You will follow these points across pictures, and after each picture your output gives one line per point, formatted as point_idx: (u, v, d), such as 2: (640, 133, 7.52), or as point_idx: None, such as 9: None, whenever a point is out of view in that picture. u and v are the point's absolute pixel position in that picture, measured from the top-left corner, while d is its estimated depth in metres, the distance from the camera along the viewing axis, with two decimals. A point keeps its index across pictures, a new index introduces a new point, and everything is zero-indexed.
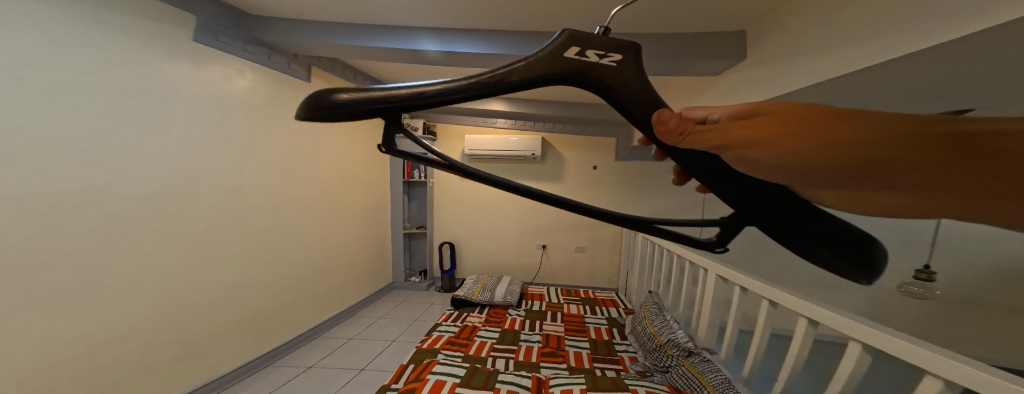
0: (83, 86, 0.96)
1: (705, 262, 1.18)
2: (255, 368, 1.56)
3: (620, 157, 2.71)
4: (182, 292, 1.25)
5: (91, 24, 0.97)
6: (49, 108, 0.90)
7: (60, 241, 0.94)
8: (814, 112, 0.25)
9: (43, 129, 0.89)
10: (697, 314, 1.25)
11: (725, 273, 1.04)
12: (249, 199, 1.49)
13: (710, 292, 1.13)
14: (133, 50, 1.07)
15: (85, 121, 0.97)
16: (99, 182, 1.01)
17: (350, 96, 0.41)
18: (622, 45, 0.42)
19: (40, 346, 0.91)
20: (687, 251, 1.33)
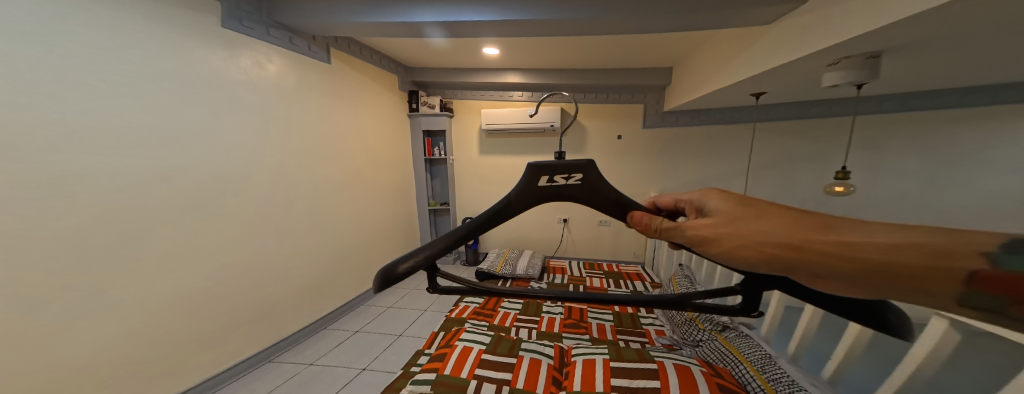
0: (138, 77, 1.05)
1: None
2: (314, 330, 1.76)
3: (648, 125, 2.55)
4: (245, 264, 1.40)
5: (137, 16, 1.04)
6: (107, 99, 0.98)
7: (142, 220, 1.07)
8: (737, 223, 0.42)
9: (113, 119, 1.00)
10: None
11: None
12: (291, 179, 1.60)
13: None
14: (171, 39, 1.12)
15: (145, 110, 1.07)
16: (166, 167, 1.12)
17: (403, 265, 0.55)
18: (578, 167, 0.61)
19: (132, 311, 1.07)
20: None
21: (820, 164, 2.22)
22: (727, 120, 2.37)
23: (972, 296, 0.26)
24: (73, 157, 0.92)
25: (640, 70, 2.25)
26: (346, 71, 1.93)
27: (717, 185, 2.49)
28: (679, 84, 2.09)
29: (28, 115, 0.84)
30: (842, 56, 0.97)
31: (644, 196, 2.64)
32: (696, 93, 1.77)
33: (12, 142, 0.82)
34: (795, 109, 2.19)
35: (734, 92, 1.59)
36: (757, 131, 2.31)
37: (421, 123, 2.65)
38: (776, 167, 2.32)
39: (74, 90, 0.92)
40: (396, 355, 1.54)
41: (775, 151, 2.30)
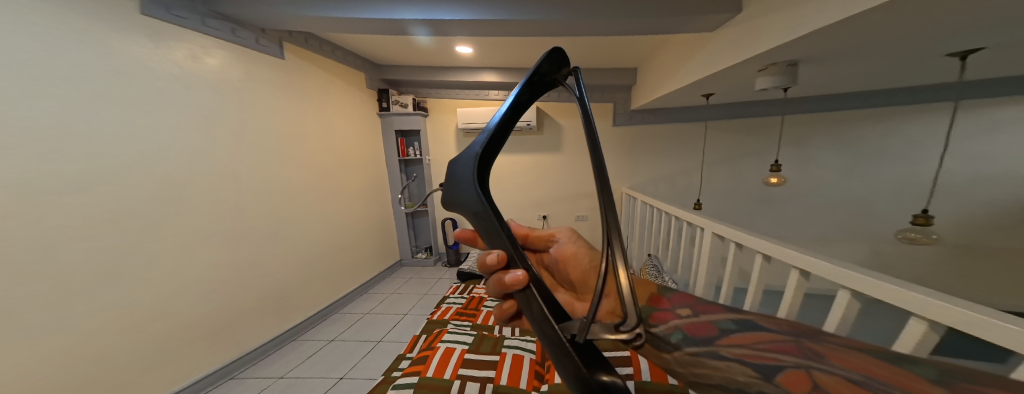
0: (47, 72, 0.92)
1: (703, 221, 1.21)
2: (285, 342, 1.67)
3: (619, 123, 2.64)
4: (196, 277, 1.29)
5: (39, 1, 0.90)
6: (7, 98, 0.85)
7: (66, 232, 0.96)
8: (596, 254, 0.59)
9: (24, 120, 0.88)
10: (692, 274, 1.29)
11: (721, 231, 1.07)
12: (248, 182, 1.50)
13: (708, 250, 1.16)
14: (79, 27, 0.98)
15: (64, 111, 0.95)
16: (92, 172, 1.01)
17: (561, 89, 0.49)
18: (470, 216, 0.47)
19: (50, 336, 0.93)
20: (687, 212, 1.36)
21: (766, 158, 2.46)
22: (687, 118, 2.52)
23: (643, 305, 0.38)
24: None
25: (607, 70, 2.35)
26: (304, 67, 1.82)
27: (682, 179, 2.65)
28: (644, 84, 2.20)
29: None
30: (771, 62, 1.08)
31: (617, 191, 2.77)
32: (657, 94, 1.89)
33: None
34: (745, 108, 2.38)
35: (687, 93, 1.72)
36: (710, 127, 2.50)
37: (394, 123, 2.57)
38: (729, 160, 2.52)
39: None
40: (375, 361, 1.50)
41: (727, 147, 2.51)
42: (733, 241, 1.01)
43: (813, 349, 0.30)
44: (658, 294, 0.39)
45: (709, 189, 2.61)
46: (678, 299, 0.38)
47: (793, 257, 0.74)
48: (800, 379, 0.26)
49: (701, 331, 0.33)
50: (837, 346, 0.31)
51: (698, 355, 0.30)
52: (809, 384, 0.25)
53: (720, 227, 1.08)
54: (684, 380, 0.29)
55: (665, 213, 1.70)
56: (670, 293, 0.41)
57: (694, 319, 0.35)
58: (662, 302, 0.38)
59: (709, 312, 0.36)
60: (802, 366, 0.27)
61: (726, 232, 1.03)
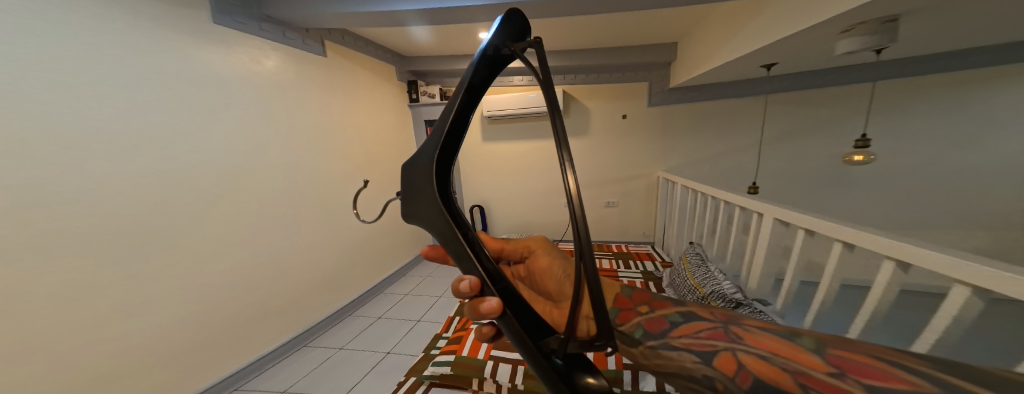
0: (148, 79, 1.05)
1: (760, 207, 1.09)
2: (341, 316, 1.84)
3: (653, 103, 2.46)
4: (266, 258, 1.45)
5: (138, 15, 1.03)
6: (120, 102, 0.99)
7: (171, 217, 1.12)
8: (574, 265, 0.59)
9: (134, 121, 1.02)
10: (746, 262, 1.19)
11: (783, 216, 0.96)
12: (302, 172, 1.65)
13: (767, 238, 1.05)
14: (169, 37, 1.11)
15: (160, 112, 1.09)
16: (186, 165, 1.16)
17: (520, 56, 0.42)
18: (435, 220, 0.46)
19: (169, 303, 1.12)
20: (739, 196, 1.24)
21: (840, 134, 2.16)
22: (743, 93, 2.27)
23: (614, 311, 0.51)
24: (99, 159, 0.95)
25: (644, 47, 2.18)
26: (342, 64, 1.90)
27: (730, 162, 2.43)
28: (684, 59, 2.02)
29: (51, 120, 0.86)
30: (858, 21, 0.92)
31: (650, 175, 2.62)
32: (701, 69, 1.72)
33: (10, 144, 0.80)
34: (816, 80, 2.11)
35: (747, 65, 1.53)
36: (770, 103, 2.24)
37: (421, 113, 2.63)
38: (790, 138, 2.26)
39: (71, 85, 0.89)
40: (415, 338, 1.61)
41: (789, 123, 2.23)
42: (801, 228, 0.90)
43: (738, 330, 0.42)
44: (625, 300, 0.53)
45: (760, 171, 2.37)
46: (643, 303, 0.52)
47: (885, 246, 0.64)
48: (726, 361, 0.37)
49: (659, 327, 0.46)
50: (754, 327, 0.41)
51: (656, 348, 0.43)
52: (733, 363, 0.36)
53: (782, 213, 0.96)
54: (652, 368, 0.43)
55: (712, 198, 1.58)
56: (636, 296, 0.54)
57: (651, 316, 0.48)
58: (628, 306, 0.52)
59: (666, 310, 0.49)
60: (728, 346, 0.38)
61: (791, 218, 0.92)
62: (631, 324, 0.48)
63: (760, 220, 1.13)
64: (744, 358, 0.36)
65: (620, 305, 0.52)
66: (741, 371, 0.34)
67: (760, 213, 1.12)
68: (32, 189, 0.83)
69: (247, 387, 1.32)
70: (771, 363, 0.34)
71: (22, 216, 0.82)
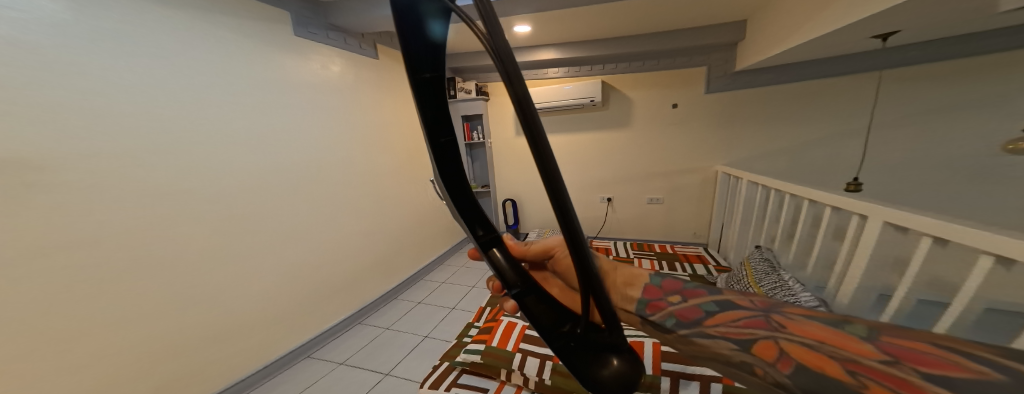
0: (242, 89, 1.26)
1: (861, 207, 0.91)
2: (388, 299, 2.02)
3: (712, 89, 2.21)
4: (327, 243, 1.65)
5: (238, 34, 1.23)
6: (223, 108, 1.20)
7: (257, 205, 1.32)
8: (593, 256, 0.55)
9: (233, 124, 1.23)
10: (837, 272, 1.02)
11: (896, 219, 0.79)
12: (357, 167, 1.82)
13: (870, 246, 0.87)
14: (258, 51, 1.30)
15: (251, 117, 1.29)
16: (267, 162, 1.36)
17: None
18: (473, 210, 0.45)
19: (254, 278, 1.32)
20: (832, 194, 1.05)
21: None
22: (840, 71, 1.87)
23: (642, 300, 0.49)
24: (207, 156, 1.16)
25: (703, 27, 1.97)
26: (391, 65, 2.05)
27: (814, 153, 2.06)
28: (757, 36, 1.76)
29: (175, 125, 1.08)
30: None
31: (708, 169, 2.36)
32: (781, 47, 1.48)
33: (147, 149, 1.02)
34: (948, 46, 1.58)
35: (850, 36, 1.26)
36: (882, 80, 1.77)
37: (459, 109, 2.71)
38: (909, 123, 1.73)
39: (188, 95, 1.10)
40: (450, 326, 1.69)
41: (912, 103, 1.70)
42: (926, 235, 0.71)
43: (782, 321, 0.41)
44: (653, 289, 0.51)
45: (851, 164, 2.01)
46: (673, 291, 0.50)
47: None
48: (766, 347, 0.37)
49: (694, 316, 0.44)
50: (797, 316, 0.41)
51: (691, 335, 0.42)
52: (773, 350, 0.37)
53: (897, 215, 0.78)
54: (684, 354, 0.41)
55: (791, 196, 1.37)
56: (664, 285, 0.52)
57: (683, 305, 0.47)
58: (657, 294, 0.50)
59: (697, 299, 0.48)
60: (769, 335, 0.39)
61: (908, 221, 0.74)
62: (661, 313, 0.46)
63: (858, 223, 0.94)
64: (785, 346, 0.37)
65: (647, 294, 0.50)
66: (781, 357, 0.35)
67: (861, 215, 0.93)
68: (166, 184, 1.06)
69: (316, 355, 1.53)
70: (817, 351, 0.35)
71: (161, 208, 1.05)
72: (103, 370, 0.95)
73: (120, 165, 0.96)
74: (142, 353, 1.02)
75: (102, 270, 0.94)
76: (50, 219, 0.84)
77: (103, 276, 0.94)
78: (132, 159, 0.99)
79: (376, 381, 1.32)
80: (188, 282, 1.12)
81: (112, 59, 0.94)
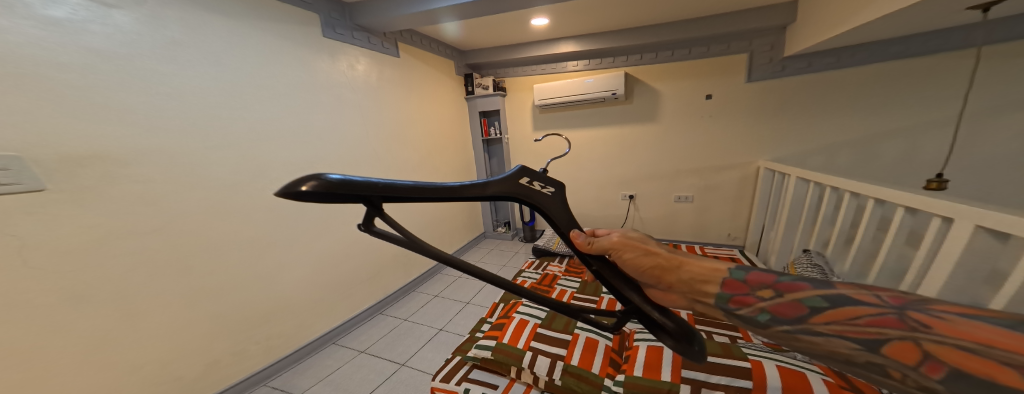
0: (285, 90, 1.37)
1: (943, 207, 0.78)
2: (408, 291, 2.10)
3: (754, 77, 2.01)
4: (354, 236, 1.74)
5: (279, 40, 1.33)
6: (267, 107, 1.31)
7: (290, 199, 1.42)
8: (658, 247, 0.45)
9: (274, 120, 1.34)
10: (908, 282, 0.90)
11: (991, 223, 0.67)
12: (382, 162, 1.90)
13: (956, 253, 0.75)
14: (295, 55, 1.40)
15: (291, 113, 1.40)
16: (300, 159, 1.46)
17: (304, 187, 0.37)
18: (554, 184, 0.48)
19: (289, 268, 1.44)
20: (907, 194, 0.91)
21: None
22: (920, 50, 1.63)
23: (723, 295, 0.39)
24: (251, 152, 1.27)
25: (744, 9, 1.80)
26: (412, 63, 2.10)
27: (883, 145, 1.82)
28: (813, 16, 1.57)
29: (227, 122, 1.19)
30: None
31: (748, 165, 2.17)
32: (842, 26, 1.31)
33: (197, 147, 1.12)
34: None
35: (937, 8, 1.08)
36: (981, 61, 1.54)
37: (478, 105, 2.72)
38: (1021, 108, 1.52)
39: (237, 97, 1.22)
40: (464, 320, 1.73)
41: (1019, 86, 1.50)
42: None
43: (923, 317, 0.29)
44: (731, 281, 0.40)
45: (920, 158, 1.76)
46: (762, 284, 0.39)
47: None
48: (906, 351, 0.28)
49: (794, 311, 0.34)
50: (948, 312, 0.29)
51: (792, 333, 0.34)
52: (917, 353, 0.27)
53: (993, 217, 0.66)
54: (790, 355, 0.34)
55: (851, 195, 1.22)
56: (751, 277, 0.39)
57: (778, 300, 0.36)
58: (742, 290, 0.39)
59: (796, 292, 0.36)
60: (906, 335, 0.28)
61: (1008, 225, 0.62)
62: (752, 309, 0.37)
63: (939, 226, 0.81)
64: (935, 350, 0.27)
65: (731, 289, 0.39)
66: (928, 361, 0.27)
67: (946, 217, 0.80)
68: (214, 179, 1.17)
69: (341, 342, 1.62)
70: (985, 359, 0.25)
71: (212, 200, 1.17)
72: (161, 344, 1.08)
73: (181, 161, 1.09)
74: (192, 331, 1.14)
75: (160, 255, 1.06)
76: (124, 210, 0.97)
77: (162, 261, 1.06)
78: (185, 156, 1.09)
79: (392, 371, 1.38)
80: (232, 269, 1.24)
81: (178, 67, 1.06)
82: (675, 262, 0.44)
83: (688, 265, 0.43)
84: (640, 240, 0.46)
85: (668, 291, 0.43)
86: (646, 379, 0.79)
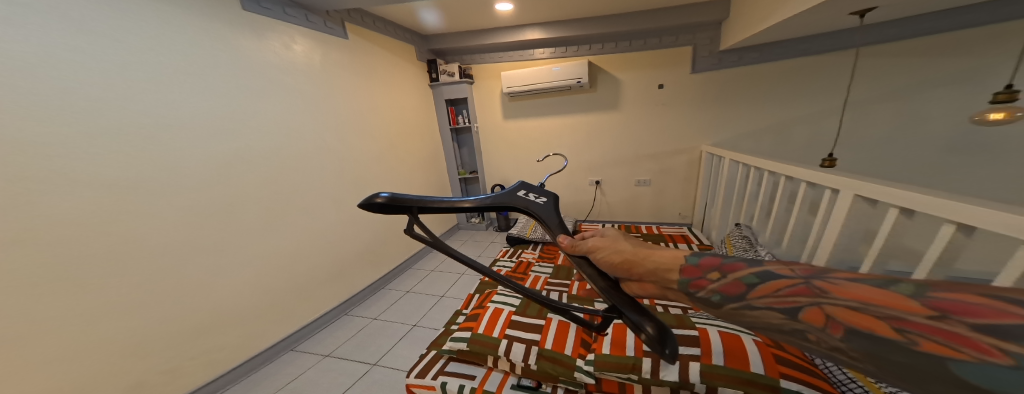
0: (199, 67, 1.17)
1: (835, 181, 0.94)
2: (377, 288, 2.01)
3: (699, 69, 2.20)
4: (308, 235, 1.60)
5: (186, 9, 1.13)
6: (174, 87, 1.11)
7: (220, 197, 1.24)
8: (631, 241, 0.47)
9: (185, 101, 1.14)
10: (809, 246, 1.07)
11: (868, 192, 0.81)
12: (336, 153, 1.75)
13: (842, 217, 0.91)
14: (212, 29, 1.20)
15: (208, 95, 1.20)
16: (228, 150, 1.27)
17: (377, 198, 0.55)
18: (549, 193, 0.54)
19: (226, 275, 1.27)
20: (809, 172, 1.08)
21: (959, 87, 1.70)
22: (825, 48, 1.90)
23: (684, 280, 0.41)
24: (156, 140, 1.07)
25: (688, 4, 1.93)
26: (364, 46, 1.93)
27: (798, 130, 2.12)
28: (743, 13, 1.74)
29: (116, 103, 0.98)
30: None
31: (694, 150, 2.39)
32: (764, 24, 1.47)
33: (72, 137, 0.90)
34: (926, 23, 1.66)
35: (835, 11, 1.26)
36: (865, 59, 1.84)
37: (443, 93, 2.62)
38: (889, 99, 1.85)
39: (132, 74, 1.01)
40: (439, 313, 1.70)
41: (888, 81, 1.83)
42: (896, 207, 0.75)
43: (824, 283, 0.34)
44: (688, 266, 0.42)
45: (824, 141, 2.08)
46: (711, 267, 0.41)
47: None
48: (817, 315, 0.32)
49: (738, 289, 0.37)
50: (839, 276, 0.34)
51: (741, 310, 0.36)
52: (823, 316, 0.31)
53: (869, 188, 0.81)
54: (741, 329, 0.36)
55: (774, 174, 1.42)
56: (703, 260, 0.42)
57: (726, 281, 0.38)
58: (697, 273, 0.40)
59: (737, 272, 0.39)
60: (815, 301, 0.32)
61: (879, 194, 0.77)
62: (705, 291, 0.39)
63: (832, 197, 0.98)
64: (838, 313, 0.31)
65: (689, 273, 0.41)
66: (832, 322, 0.30)
67: (835, 189, 0.97)
68: (107, 173, 0.97)
69: (301, 348, 1.51)
70: (874, 316, 0.29)
71: (108, 199, 0.98)
72: (54, 373, 0.90)
73: (56, 151, 0.88)
74: (101, 354, 0.98)
75: (39, 270, 0.87)
76: None
77: (45, 276, 0.88)
78: (59, 149, 0.88)
79: (364, 372, 1.33)
80: (146, 280, 1.06)
81: (15, 32, 0.81)
82: (646, 254, 0.45)
83: (656, 255, 0.44)
84: (615, 237, 0.48)
85: (640, 282, 0.44)
86: (614, 356, 0.85)
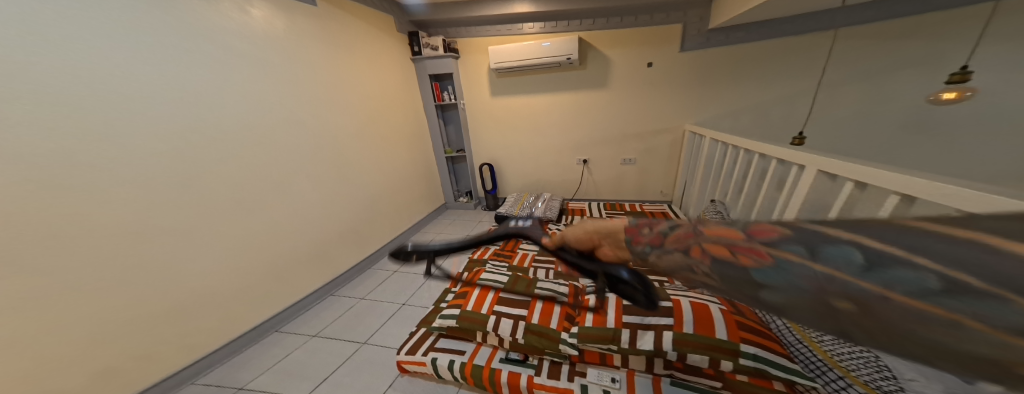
0: (140, 30, 1.06)
1: (803, 158, 0.98)
2: (364, 268, 2.00)
3: (688, 48, 2.18)
4: (286, 216, 1.55)
5: None
6: (112, 53, 1.00)
7: (181, 175, 1.17)
8: None
9: (127, 69, 1.03)
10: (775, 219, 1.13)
11: (831, 168, 0.86)
12: (310, 130, 1.66)
13: (805, 192, 0.96)
14: None
15: (154, 62, 1.09)
16: (187, 124, 1.18)
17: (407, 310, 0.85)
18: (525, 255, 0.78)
19: (197, 257, 1.22)
20: (781, 150, 1.12)
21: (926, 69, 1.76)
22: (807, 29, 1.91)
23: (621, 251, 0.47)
24: (97, 112, 0.98)
25: None
26: (336, 13, 1.77)
27: (775, 110, 2.17)
28: None
29: (42, 70, 0.89)
30: None
31: (679, 129, 2.42)
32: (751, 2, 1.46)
33: None
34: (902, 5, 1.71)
35: None
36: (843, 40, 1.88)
37: (427, 68, 2.49)
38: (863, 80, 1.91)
39: (56, 36, 0.91)
40: (428, 292, 1.72)
41: (859, 62, 1.88)
42: (851, 181, 0.79)
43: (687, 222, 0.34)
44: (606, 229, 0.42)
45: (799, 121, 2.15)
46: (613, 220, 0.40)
47: (963, 199, 0.53)
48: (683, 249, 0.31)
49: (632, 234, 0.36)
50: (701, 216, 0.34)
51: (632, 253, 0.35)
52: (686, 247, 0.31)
53: (833, 165, 0.85)
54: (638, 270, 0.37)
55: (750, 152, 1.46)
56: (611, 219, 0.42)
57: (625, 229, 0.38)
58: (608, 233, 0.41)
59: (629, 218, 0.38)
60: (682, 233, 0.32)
61: (840, 169, 0.81)
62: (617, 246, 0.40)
63: (799, 173, 1.02)
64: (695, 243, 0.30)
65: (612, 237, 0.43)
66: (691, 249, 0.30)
67: (801, 165, 1.01)
68: (41, 148, 0.89)
69: (285, 329, 1.51)
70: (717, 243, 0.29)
71: (46, 176, 0.90)
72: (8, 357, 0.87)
73: None
74: (61, 337, 0.95)
75: None
76: None
77: None
78: None
79: (353, 351, 1.34)
80: (103, 263, 1.01)
81: None
82: None
83: None
84: None
85: None
86: (597, 328, 0.89)
